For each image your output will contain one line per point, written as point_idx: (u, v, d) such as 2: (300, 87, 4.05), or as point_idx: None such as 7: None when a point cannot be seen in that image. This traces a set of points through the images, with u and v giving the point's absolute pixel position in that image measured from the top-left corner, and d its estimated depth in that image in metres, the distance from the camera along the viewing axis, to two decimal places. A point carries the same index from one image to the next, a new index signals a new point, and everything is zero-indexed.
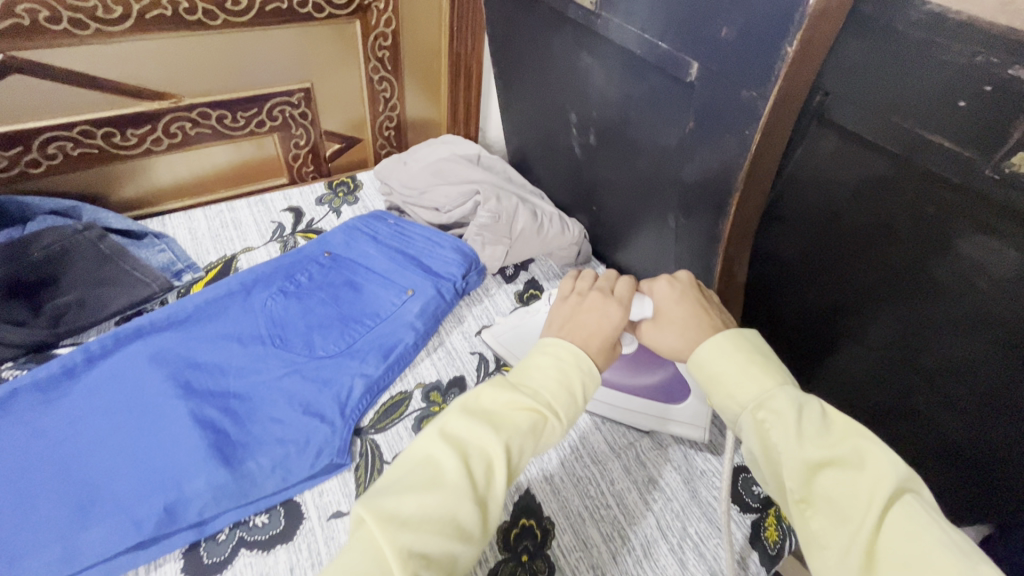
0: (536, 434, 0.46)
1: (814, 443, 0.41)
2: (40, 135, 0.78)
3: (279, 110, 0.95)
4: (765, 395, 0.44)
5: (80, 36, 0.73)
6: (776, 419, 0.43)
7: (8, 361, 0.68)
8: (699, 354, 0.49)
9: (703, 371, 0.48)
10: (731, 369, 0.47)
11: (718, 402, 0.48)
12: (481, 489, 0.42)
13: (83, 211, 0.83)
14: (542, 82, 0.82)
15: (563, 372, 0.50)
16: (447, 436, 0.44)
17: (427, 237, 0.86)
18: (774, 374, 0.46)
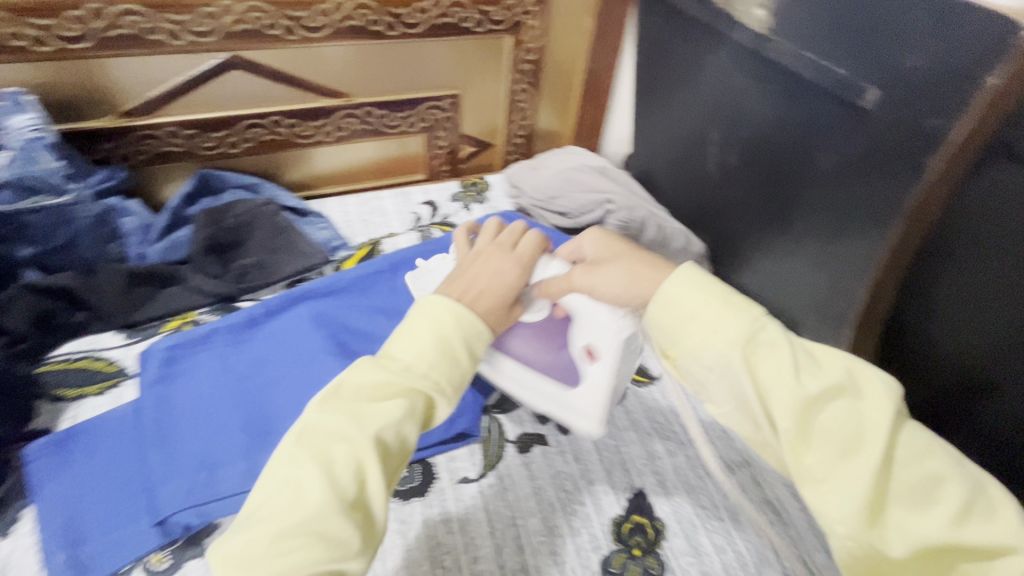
0: (414, 412, 0.45)
1: (809, 376, 0.41)
2: (243, 122, 0.92)
3: (430, 112, 1.05)
4: (747, 333, 0.43)
5: (287, 41, 0.86)
6: (769, 354, 0.42)
7: (203, 307, 0.80)
8: (670, 291, 0.46)
9: (671, 309, 0.46)
10: (713, 306, 0.44)
11: (692, 346, 0.44)
12: (352, 489, 0.41)
13: (265, 188, 0.96)
14: (688, 100, 0.85)
15: (436, 331, 0.48)
16: (306, 443, 0.42)
17: (553, 238, 0.91)
18: (751, 311, 0.44)
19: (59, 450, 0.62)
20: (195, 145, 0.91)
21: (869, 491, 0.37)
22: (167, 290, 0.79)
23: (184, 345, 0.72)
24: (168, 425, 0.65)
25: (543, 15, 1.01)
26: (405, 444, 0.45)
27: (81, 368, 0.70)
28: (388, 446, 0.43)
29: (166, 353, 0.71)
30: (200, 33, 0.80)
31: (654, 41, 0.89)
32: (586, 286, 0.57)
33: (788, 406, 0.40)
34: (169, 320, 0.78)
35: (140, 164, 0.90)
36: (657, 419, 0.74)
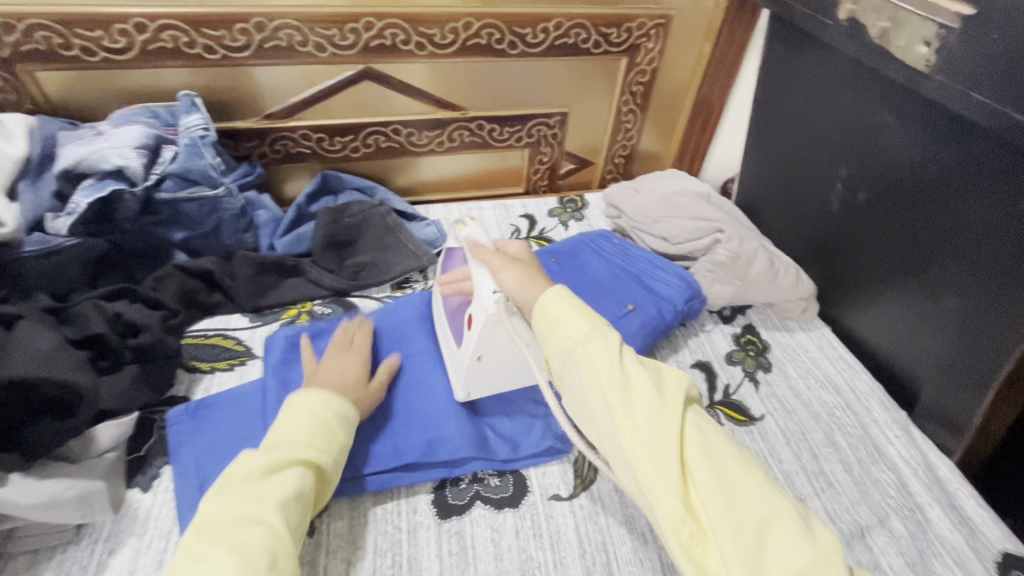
0: (307, 481, 0.53)
1: (629, 370, 0.46)
2: (367, 129, 0.98)
3: (537, 129, 1.07)
4: (588, 335, 0.48)
5: (417, 55, 0.91)
6: (599, 350, 0.47)
7: (318, 298, 0.85)
8: (545, 301, 0.52)
9: (541, 308, 0.52)
10: (563, 308, 0.51)
11: (554, 343, 0.50)
12: (265, 551, 0.46)
13: (378, 192, 1.01)
14: (821, 133, 0.84)
15: (316, 420, 0.57)
16: (217, 530, 0.47)
17: (652, 260, 0.90)
18: (598, 320, 0.50)
19: (193, 419, 0.68)
20: (322, 148, 0.98)
21: (677, 470, 0.42)
22: (290, 280, 0.86)
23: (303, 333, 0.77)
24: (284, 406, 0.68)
25: (660, 37, 1.00)
26: (305, 509, 0.52)
27: (212, 344, 0.77)
28: (293, 508, 0.51)
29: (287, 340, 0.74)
30: (343, 46, 0.86)
31: (787, 72, 0.89)
32: (496, 269, 0.61)
33: (613, 393, 0.45)
34: (288, 308, 0.84)
35: (271, 161, 0.98)
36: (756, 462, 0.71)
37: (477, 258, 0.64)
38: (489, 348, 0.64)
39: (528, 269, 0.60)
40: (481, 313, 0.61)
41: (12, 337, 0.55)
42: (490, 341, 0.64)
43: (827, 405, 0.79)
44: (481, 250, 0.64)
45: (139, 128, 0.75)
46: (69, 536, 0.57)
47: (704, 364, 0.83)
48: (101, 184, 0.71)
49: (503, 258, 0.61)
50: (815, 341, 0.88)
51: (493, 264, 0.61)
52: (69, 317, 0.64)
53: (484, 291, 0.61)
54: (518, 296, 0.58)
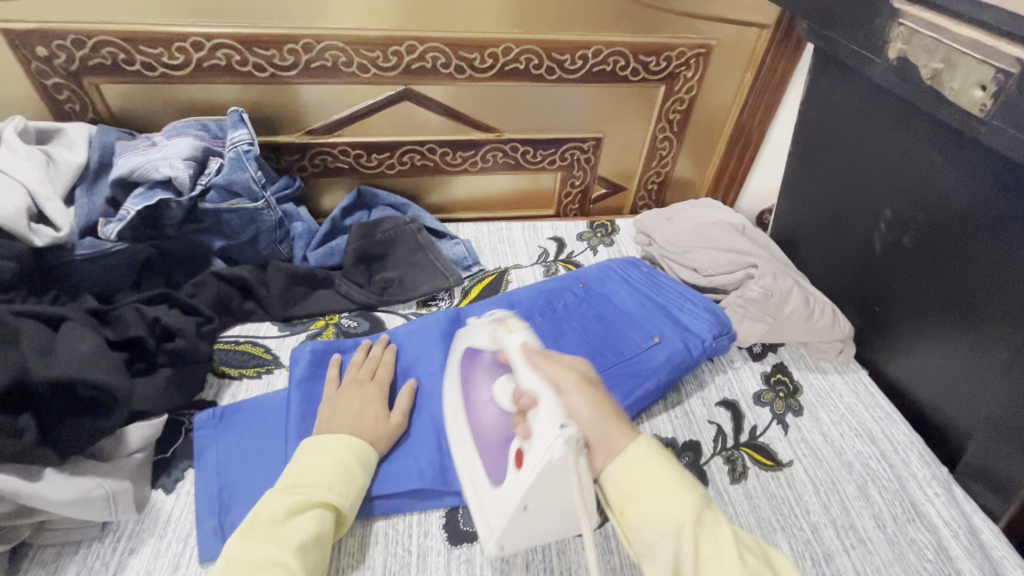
0: (327, 523, 0.54)
1: (734, 551, 0.46)
2: (403, 147, 1.00)
3: (571, 152, 1.08)
4: (694, 511, 0.47)
5: (456, 78, 0.92)
6: (708, 531, 0.47)
7: (345, 311, 0.87)
8: (638, 456, 0.50)
9: (624, 465, 0.50)
10: (654, 476, 0.49)
11: (650, 514, 0.47)
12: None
13: (410, 209, 1.03)
14: (866, 171, 0.81)
15: (339, 462, 0.58)
16: (237, 573, 0.49)
17: (681, 291, 0.88)
18: (695, 489, 0.49)
19: (217, 426, 0.69)
20: (359, 164, 1.01)
21: None
22: (320, 291, 0.88)
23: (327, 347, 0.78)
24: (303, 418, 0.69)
25: (700, 66, 0.99)
26: (324, 551, 0.54)
27: (241, 351, 0.79)
28: (313, 551, 0.52)
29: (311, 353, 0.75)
30: (385, 67, 0.89)
31: (831, 106, 0.86)
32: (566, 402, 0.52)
33: None
34: (317, 318, 0.86)
35: (310, 175, 1.01)
36: (781, 510, 0.68)
37: (540, 373, 0.56)
38: (540, 496, 0.51)
39: (602, 400, 0.54)
40: (544, 456, 0.48)
41: (58, 337, 0.57)
42: (541, 490, 0.51)
43: (861, 455, 0.75)
44: (547, 364, 0.57)
45: (189, 141, 0.79)
46: (94, 533, 0.59)
47: (730, 402, 0.80)
48: (151, 194, 0.74)
49: (576, 380, 0.55)
50: (850, 386, 0.84)
51: (563, 386, 0.54)
52: (111, 319, 0.67)
53: (548, 428, 0.49)
54: (592, 431, 0.51)
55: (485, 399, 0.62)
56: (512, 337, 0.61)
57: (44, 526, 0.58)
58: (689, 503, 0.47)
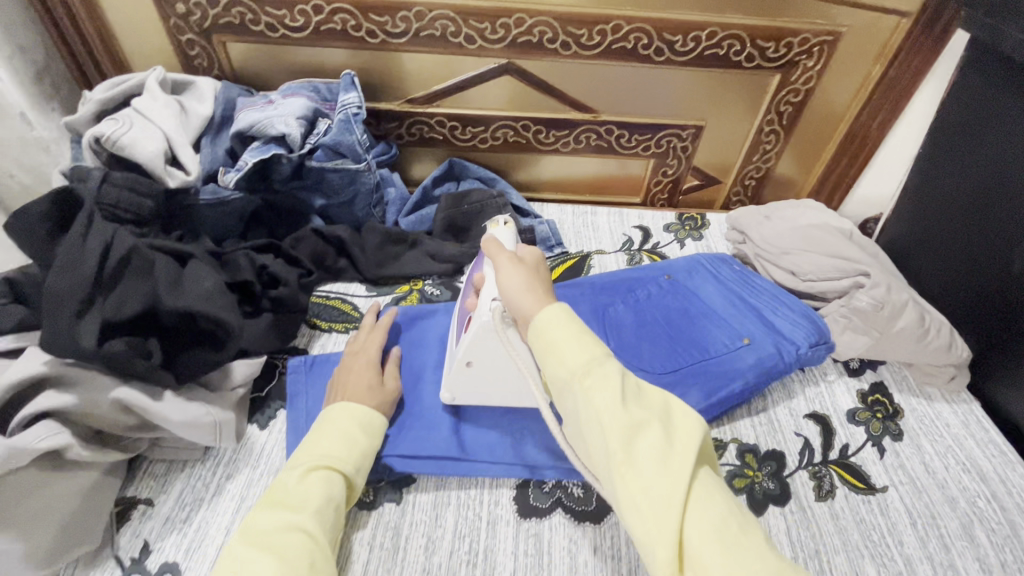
0: (339, 487, 0.56)
1: (626, 403, 0.41)
2: (498, 122, 1.00)
3: (667, 140, 1.04)
4: (591, 361, 0.44)
5: (561, 54, 0.91)
6: (599, 380, 0.42)
7: (429, 279, 0.89)
8: (539, 320, 0.48)
9: (534, 326, 0.48)
10: (559, 329, 0.46)
11: (551, 367, 0.46)
12: (307, 557, 0.49)
13: (498, 184, 1.03)
14: (1015, 181, 0.72)
15: (341, 431, 0.60)
16: (258, 538, 0.50)
17: (775, 294, 0.83)
18: (596, 347, 0.45)
19: (308, 372, 0.73)
20: (453, 136, 1.02)
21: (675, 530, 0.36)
22: (407, 257, 0.90)
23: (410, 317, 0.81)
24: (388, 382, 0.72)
25: (824, 55, 0.91)
26: (337, 515, 0.55)
27: (332, 306, 0.83)
28: (327, 513, 0.53)
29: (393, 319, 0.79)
30: (492, 40, 0.89)
31: (982, 108, 0.77)
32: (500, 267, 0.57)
33: (607, 426, 0.40)
34: (402, 284, 0.88)
35: (405, 144, 1.03)
36: (871, 537, 0.63)
37: (487, 257, 0.61)
38: (480, 354, 0.63)
39: (530, 275, 0.55)
40: (479, 318, 0.60)
41: (184, 273, 0.61)
42: (480, 349, 0.62)
43: (968, 491, 0.68)
44: (495, 248, 0.59)
45: (302, 101, 0.82)
46: (198, 455, 0.64)
47: (820, 416, 0.75)
48: (266, 148, 0.78)
49: (510, 259, 0.57)
50: (960, 417, 0.76)
51: (497, 265, 0.57)
52: (226, 263, 0.72)
53: (488, 297, 0.60)
54: (512, 304, 0.53)
55: (469, 283, 0.71)
56: (497, 231, 0.71)
57: (158, 443, 0.63)
58: (581, 357, 0.44)
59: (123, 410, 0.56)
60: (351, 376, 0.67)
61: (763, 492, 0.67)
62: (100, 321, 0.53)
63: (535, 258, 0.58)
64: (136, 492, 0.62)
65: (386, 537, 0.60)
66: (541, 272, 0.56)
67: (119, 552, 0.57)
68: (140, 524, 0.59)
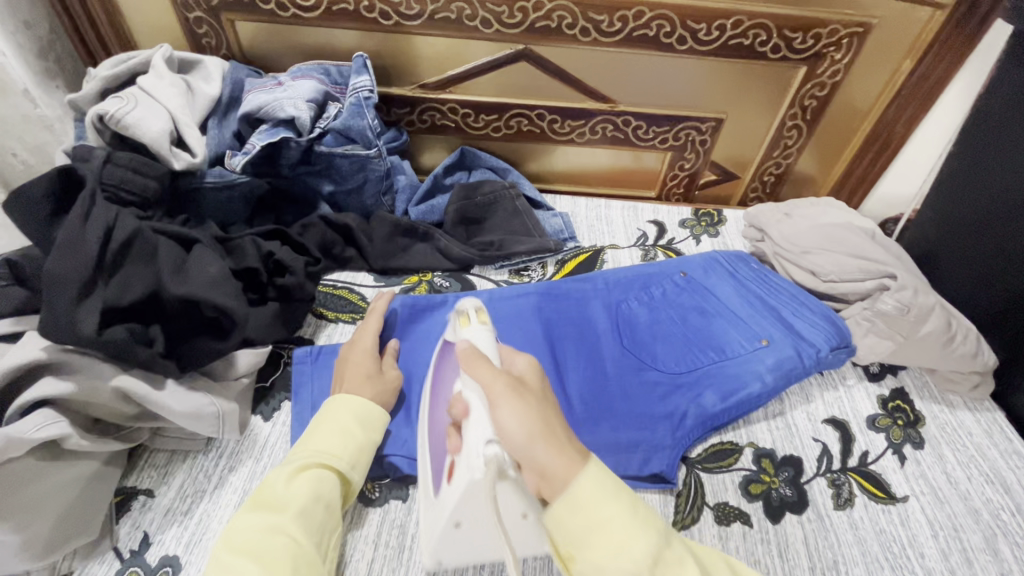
0: (329, 485, 0.54)
1: None
2: (512, 110, 0.97)
3: (685, 133, 1.01)
4: (657, 545, 0.38)
5: (580, 41, 0.88)
6: (675, 571, 0.37)
7: (438, 270, 0.87)
8: (579, 495, 0.39)
9: (567, 499, 0.39)
10: (608, 507, 0.38)
11: (597, 561, 0.37)
12: (289, 563, 0.47)
13: (510, 174, 1.00)
14: None
15: (340, 425, 0.58)
16: (240, 542, 0.48)
17: (794, 294, 0.81)
18: (651, 525, 0.38)
19: (314, 363, 0.71)
20: (466, 124, 1.00)
21: None
22: (416, 247, 0.88)
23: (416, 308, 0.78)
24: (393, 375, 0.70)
25: (853, 47, 0.88)
26: (330, 513, 0.53)
27: (338, 296, 0.81)
28: (314, 513, 0.52)
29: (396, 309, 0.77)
30: (509, 24, 0.86)
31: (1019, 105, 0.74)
32: (494, 404, 0.45)
33: None
34: (410, 274, 0.86)
35: (416, 131, 1.01)
36: (891, 548, 0.61)
37: (472, 381, 0.49)
38: (471, 510, 0.48)
39: (542, 415, 0.44)
40: (467, 470, 0.46)
41: (188, 259, 0.59)
42: (469, 505, 0.48)
43: (992, 504, 0.66)
44: (481, 366, 0.49)
45: (312, 83, 0.80)
46: (200, 446, 0.63)
47: (839, 422, 0.73)
48: (275, 131, 0.76)
49: (507, 385, 0.46)
50: (983, 426, 0.74)
51: (491, 398, 0.45)
52: (232, 249, 0.70)
53: (476, 441, 0.46)
54: (522, 456, 0.42)
55: (442, 394, 0.58)
56: (470, 331, 0.58)
57: (160, 432, 0.62)
58: (642, 544, 0.37)
59: (123, 398, 0.54)
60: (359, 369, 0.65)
61: (779, 498, 0.65)
62: (101, 305, 0.51)
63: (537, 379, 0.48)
64: (136, 482, 0.60)
65: (392, 535, 0.59)
66: (548, 404, 0.46)
67: (118, 543, 0.56)
68: (140, 515, 0.58)
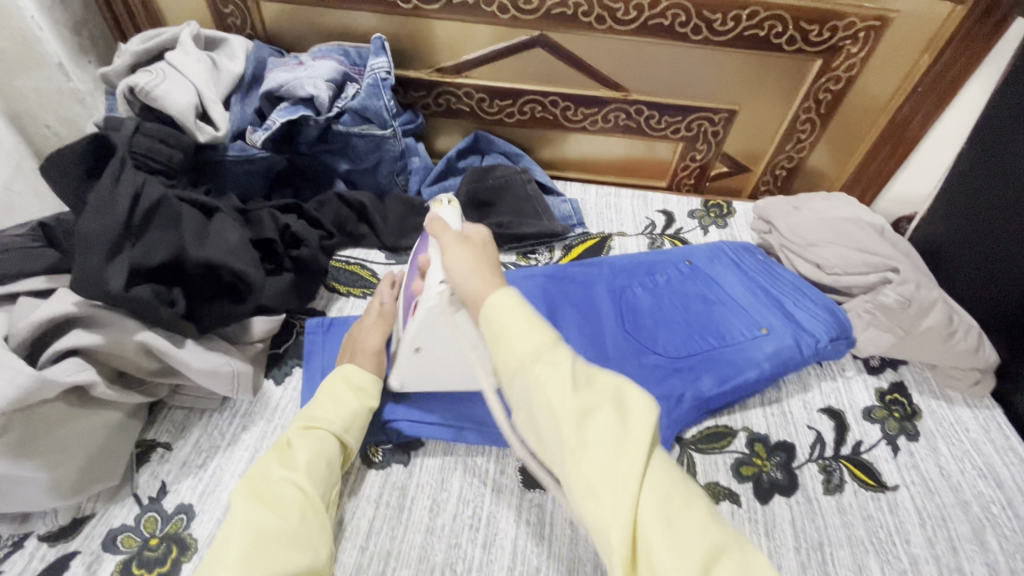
0: (330, 446, 0.57)
1: (577, 388, 0.40)
2: (526, 96, 0.99)
3: (698, 123, 1.01)
4: (543, 346, 0.42)
5: (596, 28, 0.89)
6: (550, 366, 0.41)
7: None
8: (490, 308, 0.45)
9: (487, 310, 0.45)
10: (511, 315, 0.44)
11: (501, 358, 0.43)
12: (297, 511, 0.51)
13: (522, 160, 1.02)
14: None
15: (333, 390, 0.61)
16: (249, 488, 0.51)
17: (797, 285, 0.82)
18: (548, 335, 0.43)
19: (325, 333, 0.74)
20: (480, 108, 1.01)
21: (631, 507, 0.36)
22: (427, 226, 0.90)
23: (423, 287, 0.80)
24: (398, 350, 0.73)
25: (869, 42, 0.88)
26: (332, 472, 0.57)
27: (351, 271, 0.84)
28: (319, 469, 0.55)
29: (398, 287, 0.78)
30: (526, 10, 0.87)
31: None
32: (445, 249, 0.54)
33: (561, 410, 0.39)
34: None
35: (431, 114, 1.03)
36: (877, 534, 0.63)
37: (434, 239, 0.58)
38: (431, 339, 0.59)
39: (481, 255, 0.52)
40: (424, 302, 0.56)
41: (210, 226, 0.62)
42: (428, 335, 0.59)
43: (982, 497, 0.67)
44: (438, 226, 0.57)
45: (332, 64, 0.83)
46: (215, 405, 0.66)
47: (835, 411, 0.74)
48: (294, 109, 0.78)
49: (457, 239, 0.54)
50: (980, 423, 0.75)
51: (443, 245, 0.54)
52: (251, 220, 0.72)
53: (432, 283, 0.56)
54: (457, 281, 0.51)
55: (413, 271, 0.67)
56: (441, 212, 0.63)
57: (178, 390, 0.65)
58: (535, 346, 0.42)
59: (145, 354, 0.58)
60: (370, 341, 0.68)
61: (769, 481, 0.66)
62: (129, 266, 0.54)
63: (484, 236, 0.55)
64: (156, 435, 0.64)
65: (392, 496, 0.62)
66: (490, 248, 0.54)
67: (138, 490, 0.60)
68: (158, 466, 0.62)
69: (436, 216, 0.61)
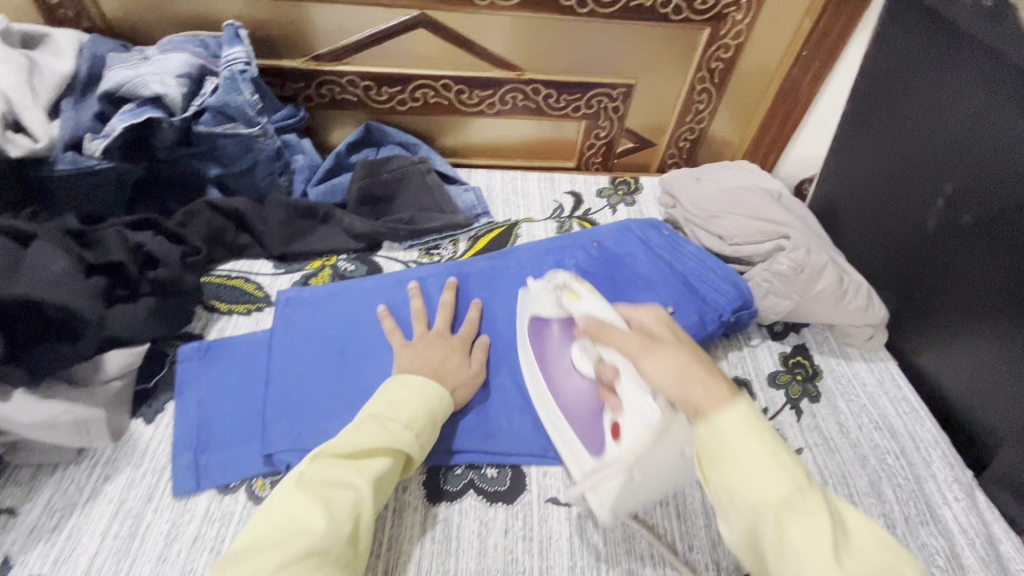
0: (396, 464, 0.52)
1: (840, 555, 0.35)
2: (414, 82, 0.93)
3: (597, 100, 0.99)
4: (791, 489, 0.37)
5: (477, 6, 0.84)
6: (804, 518, 0.36)
7: (343, 254, 0.83)
8: (716, 425, 0.40)
9: (708, 427, 0.40)
10: (746, 440, 0.39)
11: (723, 482, 0.39)
12: (349, 526, 0.46)
13: (420, 149, 0.96)
14: (936, 135, 0.71)
15: (426, 403, 0.56)
16: (306, 487, 0.47)
17: (702, 259, 0.81)
18: (790, 473, 0.37)
19: (202, 360, 0.67)
20: (367, 97, 0.94)
21: None
22: (317, 229, 0.83)
23: (313, 295, 0.74)
24: (284, 368, 0.66)
25: (752, 8, 0.88)
26: (389, 488, 0.52)
27: (232, 286, 0.76)
28: (382, 483, 0.50)
29: (289, 296, 0.72)
30: None
31: (904, 60, 0.75)
32: (635, 356, 0.49)
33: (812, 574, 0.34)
34: (313, 260, 0.82)
35: (315, 106, 0.95)
36: None
37: (607, 345, 0.54)
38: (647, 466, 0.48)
39: (686, 358, 0.46)
40: (632, 413, 0.49)
41: (26, 255, 0.54)
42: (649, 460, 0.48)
43: (879, 449, 0.69)
44: (612, 332, 0.52)
45: (183, 57, 0.73)
46: (70, 457, 0.58)
47: (741, 381, 0.75)
48: (141, 111, 0.69)
49: (642, 341, 0.49)
50: (876, 375, 0.77)
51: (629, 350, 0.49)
52: (91, 242, 0.64)
53: (637, 393, 0.49)
54: (674, 394, 0.44)
55: (565, 370, 0.63)
56: (580, 304, 0.61)
57: (20, 445, 0.57)
58: (775, 487, 0.37)
59: None
60: (428, 358, 0.63)
61: None
62: None
63: (667, 329, 0.52)
64: None
65: None
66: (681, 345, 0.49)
67: None
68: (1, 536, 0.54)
69: (590, 317, 0.58)
